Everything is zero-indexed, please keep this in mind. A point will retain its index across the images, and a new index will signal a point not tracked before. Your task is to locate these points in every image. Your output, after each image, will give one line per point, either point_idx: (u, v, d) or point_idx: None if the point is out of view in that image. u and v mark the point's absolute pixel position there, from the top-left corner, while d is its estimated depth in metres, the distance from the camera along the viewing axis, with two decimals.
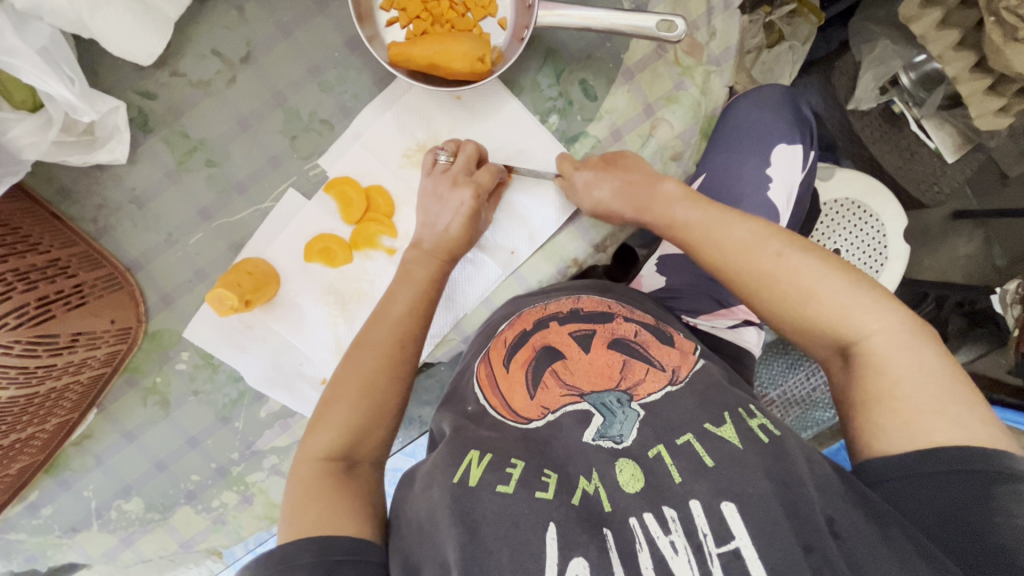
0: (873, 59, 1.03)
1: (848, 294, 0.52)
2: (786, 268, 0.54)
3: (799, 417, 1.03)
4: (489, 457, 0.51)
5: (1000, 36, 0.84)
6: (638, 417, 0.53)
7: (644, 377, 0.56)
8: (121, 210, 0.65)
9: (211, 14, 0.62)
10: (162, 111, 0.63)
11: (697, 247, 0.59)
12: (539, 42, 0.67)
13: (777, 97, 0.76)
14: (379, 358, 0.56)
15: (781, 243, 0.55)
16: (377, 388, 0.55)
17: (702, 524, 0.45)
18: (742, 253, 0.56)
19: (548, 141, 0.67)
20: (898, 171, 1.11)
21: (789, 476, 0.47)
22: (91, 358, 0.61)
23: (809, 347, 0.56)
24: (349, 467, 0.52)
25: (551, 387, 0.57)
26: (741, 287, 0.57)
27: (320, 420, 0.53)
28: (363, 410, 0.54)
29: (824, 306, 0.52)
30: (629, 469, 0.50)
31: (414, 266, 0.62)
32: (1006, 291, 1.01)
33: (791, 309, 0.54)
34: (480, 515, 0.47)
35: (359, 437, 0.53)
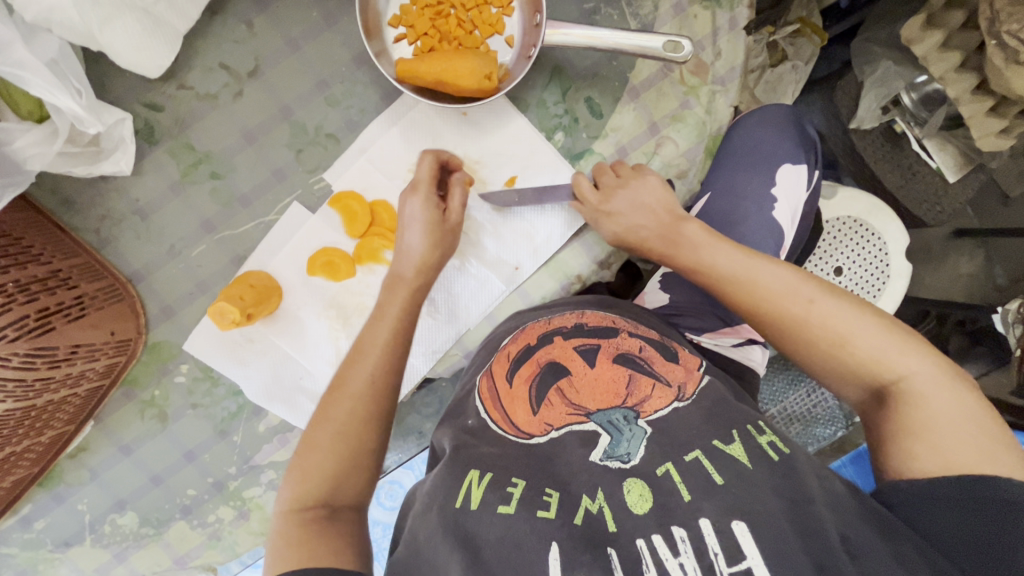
0: (876, 79, 1.04)
1: (878, 335, 0.51)
2: (819, 314, 0.53)
3: (800, 434, 1.02)
4: (490, 477, 0.51)
5: (1001, 58, 0.84)
6: (645, 434, 0.52)
7: (650, 394, 0.55)
8: (124, 221, 0.65)
9: (220, 27, 0.62)
10: (168, 123, 0.63)
11: (725, 289, 0.58)
12: (546, 60, 0.68)
13: (783, 116, 0.75)
14: (350, 398, 0.53)
15: (811, 287, 0.54)
16: (351, 430, 0.52)
17: (712, 543, 0.44)
18: (769, 290, 0.56)
19: (553, 160, 0.68)
20: (899, 190, 1.13)
21: (797, 495, 0.47)
22: (89, 370, 0.60)
23: (839, 386, 0.55)
24: (330, 512, 0.49)
25: (555, 404, 0.56)
26: (772, 330, 0.56)
27: (297, 471, 0.51)
28: (338, 454, 0.51)
29: (858, 350, 0.52)
30: (637, 488, 0.49)
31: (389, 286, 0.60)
32: (1007, 310, 1.02)
33: (822, 347, 0.53)
34: (482, 539, 0.47)
35: (338, 482, 0.50)
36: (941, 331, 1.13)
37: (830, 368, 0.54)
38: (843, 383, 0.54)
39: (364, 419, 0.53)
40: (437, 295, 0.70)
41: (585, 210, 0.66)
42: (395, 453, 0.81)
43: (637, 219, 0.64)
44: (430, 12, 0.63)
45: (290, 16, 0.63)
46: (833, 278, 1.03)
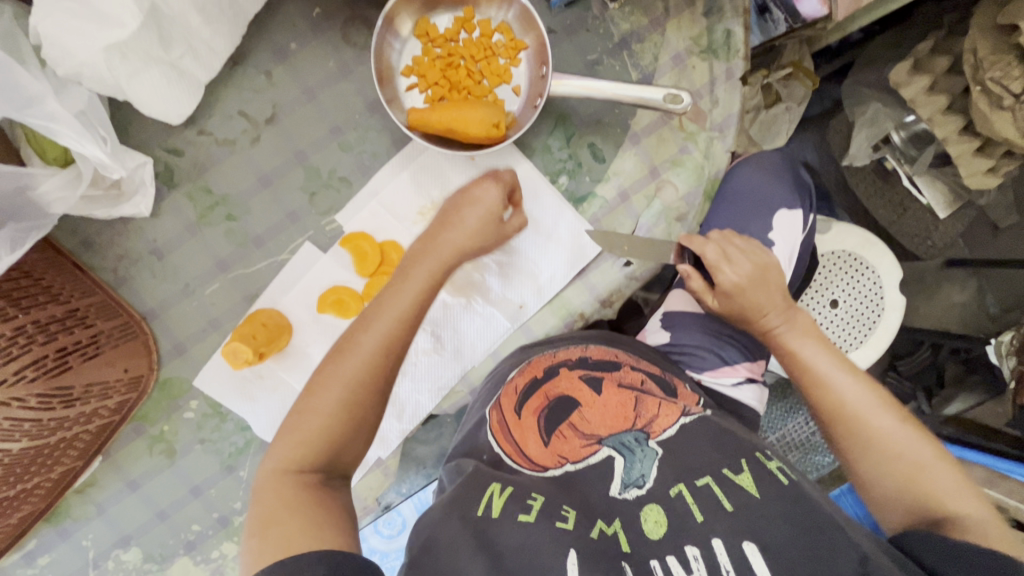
0: (866, 120, 1.07)
1: (944, 476, 0.57)
2: (899, 436, 0.60)
3: (801, 460, 1.03)
4: (510, 489, 0.55)
5: (986, 103, 0.87)
6: (656, 455, 0.58)
7: (657, 414, 0.62)
8: (141, 261, 0.66)
9: (240, 77, 0.65)
10: (187, 167, 0.66)
11: (818, 386, 0.64)
12: (551, 108, 0.71)
13: (776, 162, 0.79)
14: (370, 355, 0.53)
15: (898, 413, 0.62)
16: (364, 389, 0.53)
17: (724, 561, 0.49)
18: (862, 404, 0.62)
19: (557, 203, 0.70)
20: (892, 225, 1.16)
21: (808, 522, 0.51)
22: (102, 407, 0.61)
23: (889, 510, 0.60)
24: (325, 478, 0.51)
25: (569, 436, 0.61)
26: (850, 435, 0.62)
27: (302, 412, 0.52)
28: (346, 412, 0.52)
29: (925, 478, 0.58)
30: (653, 515, 0.54)
31: (413, 266, 0.59)
32: (1001, 342, 1.02)
33: (890, 466, 0.59)
34: (503, 546, 0.51)
35: (340, 447, 0.52)
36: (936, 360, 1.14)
37: (894, 486, 0.59)
38: (896, 505, 0.59)
39: (378, 380, 0.53)
40: (443, 332, 0.71)
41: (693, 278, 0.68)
42: (399, 486, 0.81)
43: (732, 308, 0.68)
44: (441, 64, 0.67)
45: (307, 66, 0.66)
46: (830, 310, 1.04)
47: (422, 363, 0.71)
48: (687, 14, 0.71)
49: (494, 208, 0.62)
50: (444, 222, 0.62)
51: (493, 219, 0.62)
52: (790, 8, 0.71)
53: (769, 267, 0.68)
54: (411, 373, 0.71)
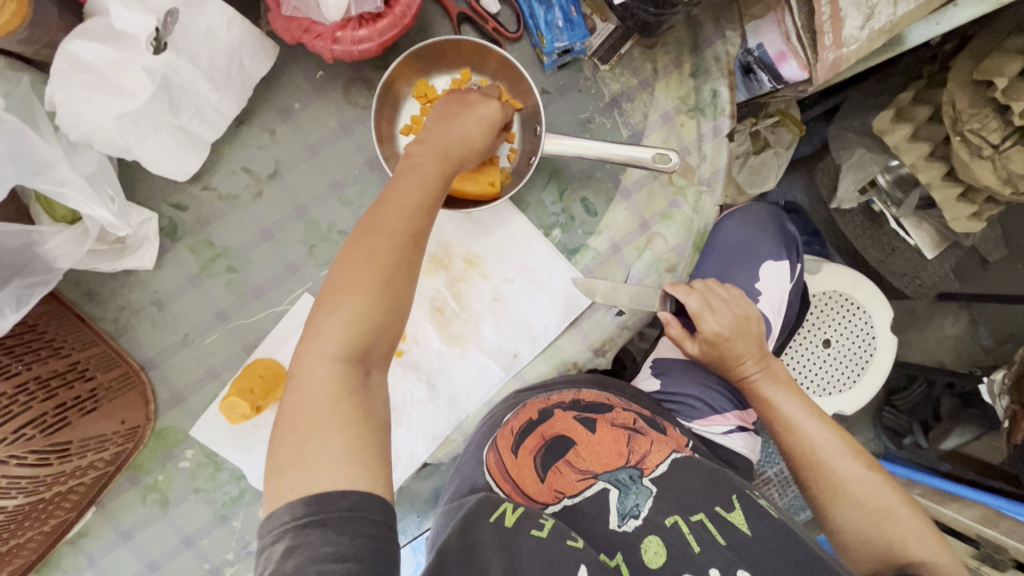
0: (853, 164, 1.09)
1: (908, 519, 0.62)
2: (867, 483, 0.63)
3: (793, 498, 1.06)
4: (522, 509, 0.57)
5: (966, 152, 0.89)
6: (650, 492, 0.60)
7: (649, 450, 0.63)
8: (142, 311, 0.68)
9: (245, 135, 0.68)
10: (191, 221, 0.67)
11: (790, 434, 0.67)
12: (545, 164, 0.73)
13: (764, 216, 0.81)
14: (389, 248, 0.47)
15: (864, 457, 0.65)
16: (397, 283, 0.47)
17: None
18: (832, 451, 0.65)
19: (551, 255, 0.72)
20: (881, 265, 1.16)
21: (801, 558, 0.54)
22: (98, 459, 0.62)
23: (858, 554, 0.64)
24: (367, 373, 0.47)
25: (564, 472, 0.62)
26: (822, 482, 0.65)
27: (326, 317, 0.46)
28: (385, 312, 0.46)
29: (895, 524, 0.61)
30: (653, 546, 0.56)
31: (421, 159, 0.52)
32: (993, 380, 0.99)
33: (862, 513, 0.63)
34: (519, 551, 0.51)
35: (375, 337, 0.46)
36: (931, 395, 1.12)
37: (860, 530, 0.63)
38: (862, 549, 0.63)
39: (408, 276, 0.48)
40: (438, 381, 0.72)
41: (670, 325, 0.68)
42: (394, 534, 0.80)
43: (716, 359, 0.69)
44: None
45: (310, 124, 0.69)
46: (821, 350, 1.05)
47: (417, 412, 0.72)
48: (675, 75, 0.74)
49: (492, 117, 0.56)
50: (444, 119, 0.56)
51: (495, 133, 0.58)
52: (773, 72, 0.75)
53: (748, 318, 0.69)
54: (406, 423, 0.72)
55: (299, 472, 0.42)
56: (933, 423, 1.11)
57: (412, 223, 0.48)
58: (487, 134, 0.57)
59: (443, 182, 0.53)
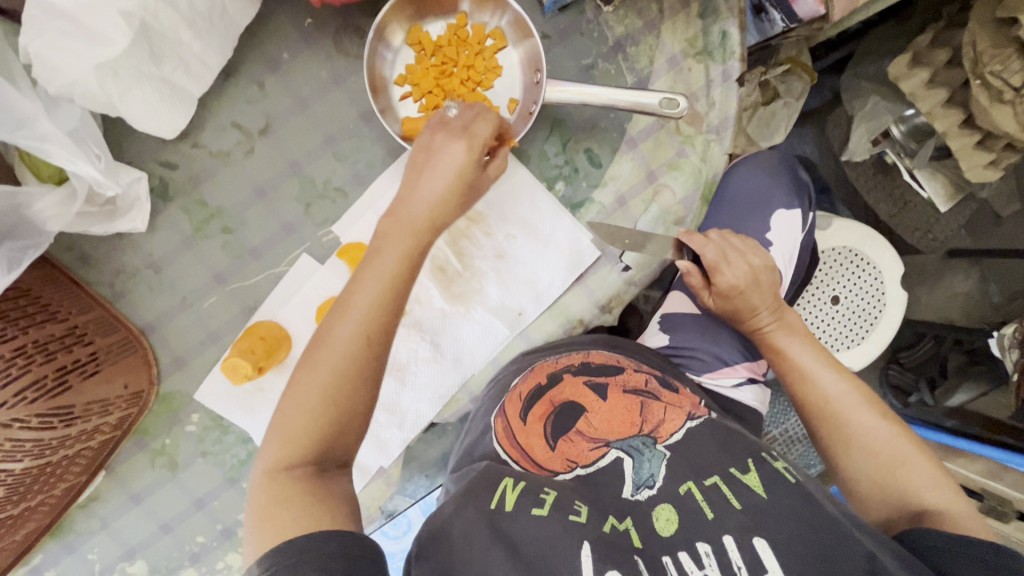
0: (866, 114, 1.04)
1: (926, 471, 0.59)
2: (881, 432, 0.62)
3: (803, 455, 1.06)
4: (523, 484, 0.55)
5: (986, 96, 0.85)
6: (664, 456, 0.58)
7: (662, 419, 0.61)
8: (137, 275, 0.66)
9: (232, 88, 0.65)
10: (182, 180, 0.65)
11: (804, 385, 0.66)
12: (546, 113, 0.70)
13: (774, 162, 0.79)
14: (340, 359, 0.49)
15: (878, 406, 0.63)
16: (336, 389, 0.49)
17: (736, 557, 0.48)
18: (845, 401, 0.64)
19: (555, 209, 0.70)
20: (892, 219, 1.14)
21: (818, 519, 0.50)
22: (103, 423, 0.61)
23: (872, 507, 0.61)
24: (321, 470, 0.49)
25: (576, 441, 0.61)
26: (834, 431, 0.64)
27: (280, 423, 0.49)
28: (330, 416, 0.49)
29: (912, 475, 0.59)
30: (664, 513, 0.53)
31: (382, 241, 0.54)
32: (1003, 334, 0.97)
33: (876, 463, 0.61)
34: (518, 535, 0.50)
35: (322, 441, 0.49)
36: (940, 352, 1.12)
37: (874, 481, 0.61)
38: (877, 500, 0.60)
39: (356, 381, 0.50)
40: (442, 341, 0.71)
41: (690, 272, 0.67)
42: (400, 495, 0.80)
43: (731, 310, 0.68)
44: (435, 72, 0.67)
45: (299, 76, 0.66)
46: (830, 307, 1.03)
47: (422, 372, 0.71)
48: (682, 15, 0.70)
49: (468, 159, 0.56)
50: (415, 179, 0.56)
51: (470, 175, 0.56)
52: (786, 9, 0.72)
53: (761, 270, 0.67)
54: (411, 383, 0.71)
55: (269, 537, 0.45)
56: (940, 380, 1.11)
57: (352, 325, 0.50)
58: (465, 178, 0.56)
59: (407, 267, 0.53)
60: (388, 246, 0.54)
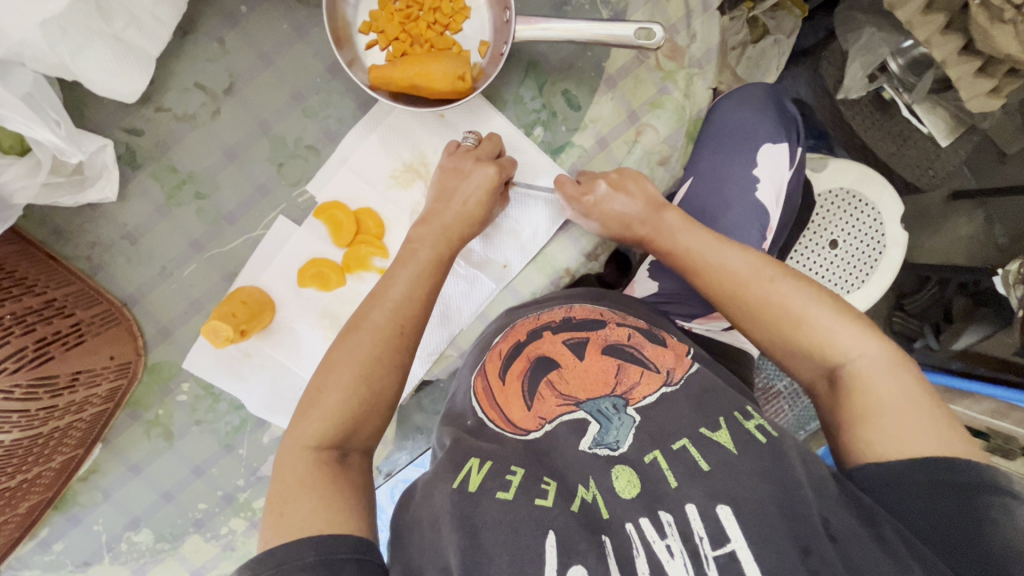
0: (861, 47, 0.98)
1: (835, 326, 0.52)
2: (778, 296, 0.55)
3: (807, 408, 1.02)
4: (489, 465, 0.51)
5: (985, 18, 0.79)
6: (634, 422, 0.53)
7: (638, 381, 0.56)
8: (114, 246, 0.65)
9: (192, 47, 0.63)
10: (149, 146, 0.64)
11: (696, 274, 0.60)
12: (520, 55, 0.68)
13: (760, 96, 0.76)
14: (378, 346, 0.52)
15: (776, 269, 0.56)
16: (374, 377, 0.52)
17: (698, 527, 0.45)
18: (735, 278, 0.57)
19: (534, 156, 0.68)
20: (891, 158, 1.08)
21: (785, 478, 0.47)
22: (93, 395, 0.61)
23: (798, 370, 0.56)
24: (342, 456, 0.50)
25: (546, 398, 0.56)
26: (735, 311, 0.58)
27: (307, 408, 0.50)
28: (360, 402, 0.51)
29: (815, 333, 0.53)
30: (625, 475, 0.50)
31: (419, 246, 0.59)
32: (1007, 271, 0.94)
33: (782, 332, 0.55)
34: (481, 520, 0.47)
35: (353, 427, 0.51)
36: (943, 296, 1.07)
37: (784, 349, 0.55)
38: (795, 363, 0.56)
39: (388, 368, 0.52)
40: None
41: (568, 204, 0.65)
42: (406, 451, 0.81)
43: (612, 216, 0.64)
44: (399, 16, 0.64)
45: (260, 30, 0.63)
46: (828, 252, 1.00)
47: None
48: None
49: (492, 182, 0.61)
50: (443, 197, 0.61)
51: (494, 198, 0.62)
52: None
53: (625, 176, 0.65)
54: None
55: (279, 527, 0.44)
56: (944, 326, 1.06)
57: (395, 319, 0.54)
58: (489, 199, 0.61)
59: (437, 271, 0.58)
60: (422, 248, 0.59)
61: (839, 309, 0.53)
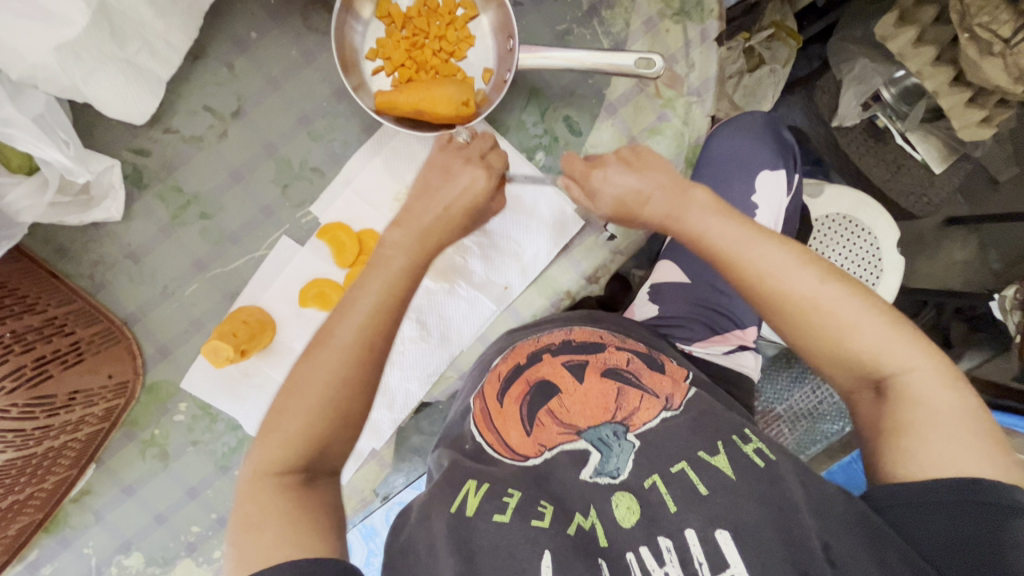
0: (854, 77, 1.01)
1: (886, 334, 0.48)
2: (826, 296, 0.49)
3: (807, 432, 1.02)
4: (486, 487, 0.51)
5: (975, 51, 0.81)
6: (634, 447, 0.54)
7: (638, 407, 0.56)
8: (117, 265, 0.66)
9: (202, 71, 0.64)
10: (156, 167, 0.65)
11: (731, 269, 0.51)
12: (523, 82, 0.69)
13: (757, 124, 0.78)
14: (343, 363, 0.48)
15: (822, 268, 0.50)
16: (340, 398, 0.48)
17: (697, 552, 0.46)
18: (779, 274, 0.50)
19: (536, 180, 0.69)
20: (886, 184, 1.08)
21: (784, 503, 0.47)
22: (88, 415, 0.61)
23: (832, 372, 0.51)
24: (309, 479, 0.48)
25: (547, 424, 0.56)
26: (778, 310, 0.50)
27: (268, 430, 0.48)
28: (324, 425, 0.48)
29: (865, 340, 0.48)
30: (624, 502, 0.50)
31: (393, 254, 0.53)
32: (1005, 297, 0.97)
33: (829, 339, 0.49)
34: (478, 545, 0.47)
35: (318, 449, 0.48)
36: (940, 321, 1.08)
37: (827, 354, 0.50)
38: (836, 366, 0.50)
39: (356, 388, 0.49)
40: (428, 319, 0.70)
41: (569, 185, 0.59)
42: (400, 474, 0.81)
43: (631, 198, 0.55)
44: (406, 44, 0.66)
45: (269, 55, 0.65)
46: None
47: (409, 351, 0.70)
48: None
49: (476, 187, 0.56)
50: (425, 197, 0.56)
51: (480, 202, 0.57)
52: None
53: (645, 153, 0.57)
54: (399, 362, 0.70)
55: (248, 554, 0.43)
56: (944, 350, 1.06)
57: (363, 337, 0.49)
58: (473, 204, 0.57)
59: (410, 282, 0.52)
60: (403, 255, 0.53)
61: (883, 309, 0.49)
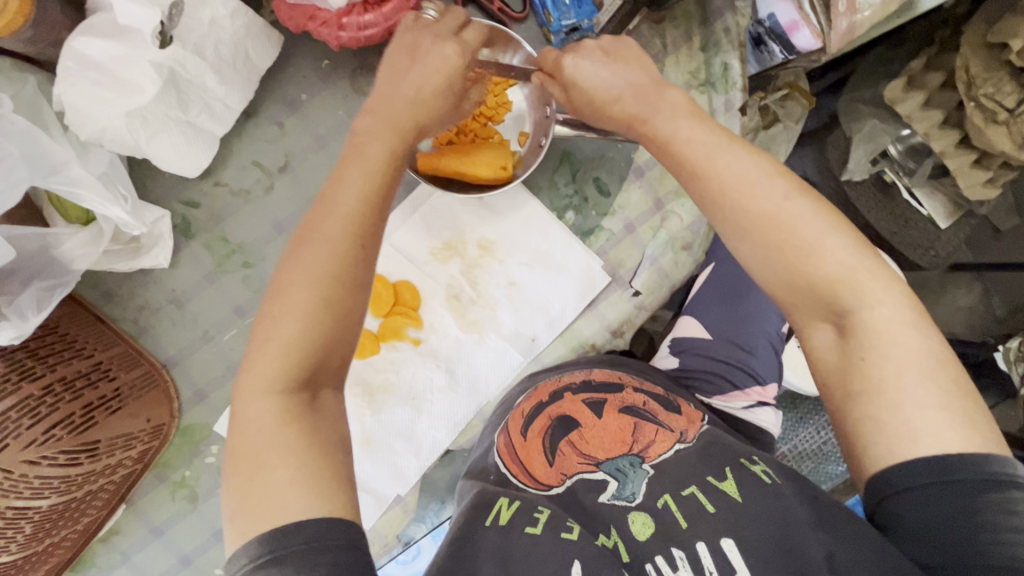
0: (864, 136, 1.05)
1: (852, 264, 0.47)
2: (789, 209, 0.48)
3: (814, 471, 1.02)
4: (517, 503, 0.54)
5: (981, 118, 0.84)
6: (647, 474, 0.57)
7: (653, 440, 0.60)
8: (161, 310, 0.68)
9: (253, 128, 0.67)
10: (204, 218, 0.67)
11: (697, 175, 0.51)
12: (555, 146, 0.72)
13: None
14: (332, 261, 0.45)
15: (788, 183, 0.50)
16: (333, 297, 0.45)
17: (708, 563, 0.48)
18: (744, 185, 0.49)
19: (565, 238, 0.71)
20: (893, 237, 1.12)
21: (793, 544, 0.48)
22: (126, 457, 0.62)
23: (798, 307, 0.50)
24: (312, 398, 0.46)
25: (568, 454, 0.61)
26: (737, 219, 0.50)
27: (263, 344, 0.45)
28: (320, 336, 0.45)
29: (824, 265, 0.47)
30: (640, 518, 0.54)
31: (368, 138, 0.50)
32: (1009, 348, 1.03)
33: (785, 263, 0.48)
34: (514, 552, 0.48)
35: (315, 364, 0.45)
36: None
37: (785, 281, 0.49)
38: (791, 295, 0.49)
39: (348, 291, 0.46)
40: (458, 368, 0.72)
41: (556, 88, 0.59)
42: (416, 524, 0.79)
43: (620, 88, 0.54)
44: None
45: (318, 115, 0.68)
46: None
47: (438, 401, 0.72)
48: (684, 49, 0.73)
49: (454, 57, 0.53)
50: (396, 77, 0.52)
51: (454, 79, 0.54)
52: (784, 41, 0.79)
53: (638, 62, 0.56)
54: (427, 411, 0.72)
55: (252, 495, 0.42)
56: None
57: (355, 223, 0.47)
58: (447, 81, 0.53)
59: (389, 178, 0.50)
60: (401, 159, 0.51)
61: (849, 238, 0.48)
